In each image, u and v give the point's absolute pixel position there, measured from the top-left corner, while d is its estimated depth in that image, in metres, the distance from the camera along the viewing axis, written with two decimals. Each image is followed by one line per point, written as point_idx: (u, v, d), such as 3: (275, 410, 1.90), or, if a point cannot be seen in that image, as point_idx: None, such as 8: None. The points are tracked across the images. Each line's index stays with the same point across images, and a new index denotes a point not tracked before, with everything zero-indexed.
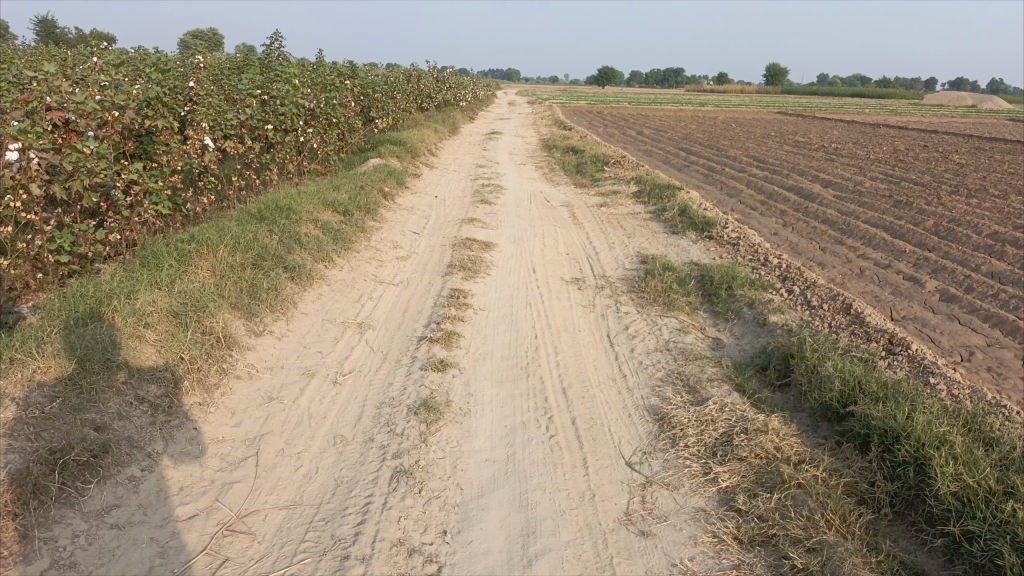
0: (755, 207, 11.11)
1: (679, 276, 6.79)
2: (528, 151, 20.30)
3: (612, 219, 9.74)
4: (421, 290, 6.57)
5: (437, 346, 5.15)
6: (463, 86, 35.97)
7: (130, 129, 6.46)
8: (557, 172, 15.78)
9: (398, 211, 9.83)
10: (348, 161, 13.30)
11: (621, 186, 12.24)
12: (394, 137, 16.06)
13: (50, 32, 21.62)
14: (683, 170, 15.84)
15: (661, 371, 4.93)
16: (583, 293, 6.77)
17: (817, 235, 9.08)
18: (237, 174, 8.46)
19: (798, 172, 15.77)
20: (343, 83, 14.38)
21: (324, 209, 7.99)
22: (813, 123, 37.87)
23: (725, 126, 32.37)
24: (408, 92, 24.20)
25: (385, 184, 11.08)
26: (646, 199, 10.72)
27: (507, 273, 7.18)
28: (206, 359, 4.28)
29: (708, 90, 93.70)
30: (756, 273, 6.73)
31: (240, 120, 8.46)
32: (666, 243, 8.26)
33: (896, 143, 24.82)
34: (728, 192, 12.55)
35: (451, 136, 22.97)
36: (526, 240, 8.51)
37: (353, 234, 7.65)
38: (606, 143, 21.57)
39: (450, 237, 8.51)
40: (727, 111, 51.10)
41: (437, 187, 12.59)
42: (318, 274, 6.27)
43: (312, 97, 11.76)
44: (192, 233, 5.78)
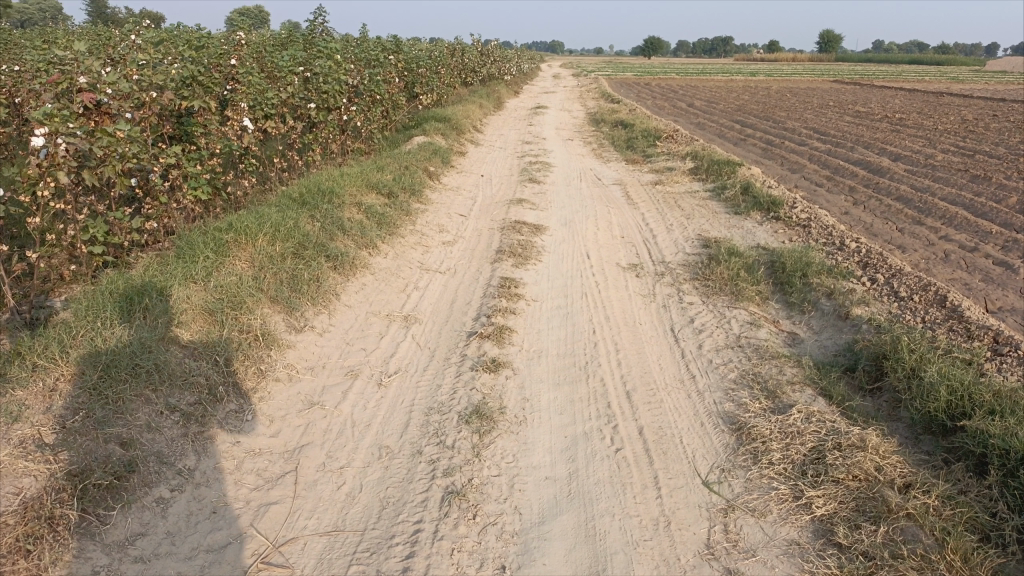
0: (820, 184, 10.46)
1: (747, 262, 6.30)
2: (575, 126, 19.73)
3: (669, 198, 9.23)
4: (470, 278, 6.21)
5: (488, 343, 4.78)
6: (507, 59, 35.35)
7: (168, 110, 6.15)
8: (606, 147, 15.23)
9: (444, 192, 9.47)
10: (393, 139, 12.97)
11: (676, 163, 11.67)
12: (439, 113, 15.67)
13: (100, 13, 21.80)
14: (739, 144, 15.16)
15: (734, 372, 4.49)
16: (642, 281, 6.33)
17: (892, 215, 8.45)
18: (279, 156, 8.16)
19: (863, 145, 14.94)
20: (387, 58, 14.01)
21: (368, 191, 7.66)
22: (870, 92, 36.33)
23: (778, 97, 31.20)
24: (452, 67, 23.75)
25: (431, 163, 10.72)
26: (703, 177, 10.16)
27: (559, 259, 6.76)
28: (243, 360, 3.98)
29: (758, 59, 91.05)
30: (832, 259, 6.20)
31: (284, 97, 8.12)
32: (728, 225, 7.75)
33: (963, 111, 23.54)
34: (789, 168, 11.89)
35: (497, 111, 22.50)
36: (579, 222, 8.07)
37: (397, 218, 7.31)
38: (657, 116, 20.88)
39: (498, 219, 8.12)
40: (779, 80, 49.46)
41: (483, 166, 12.19)
42: (362, 262, 5.94)
43: (356, 73, 11.42)
44: (230, 220, 5.48)
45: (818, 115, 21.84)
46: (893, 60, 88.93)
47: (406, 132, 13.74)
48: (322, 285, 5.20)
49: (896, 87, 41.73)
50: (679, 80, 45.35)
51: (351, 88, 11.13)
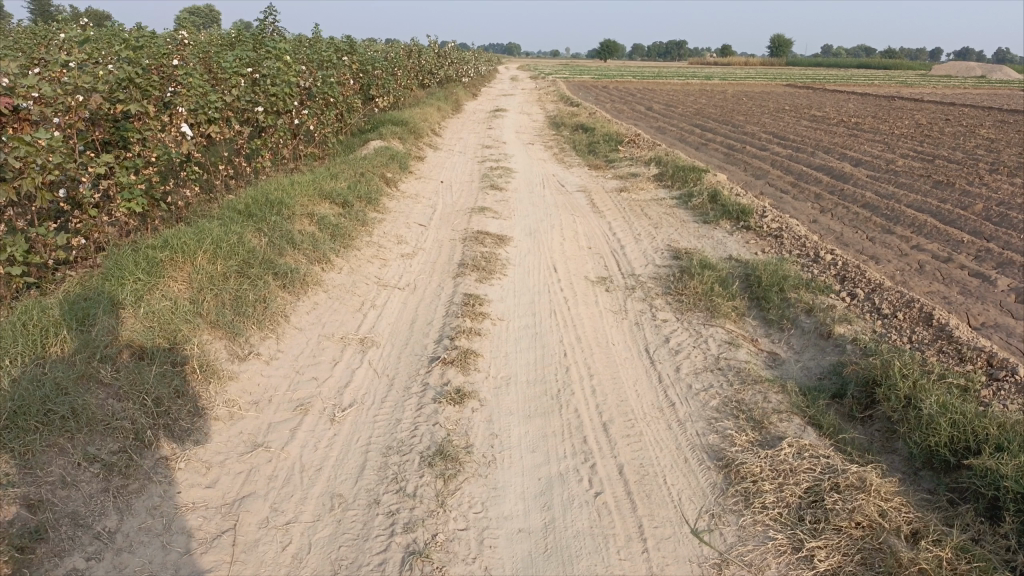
0: (785, 191, 10.32)
1: (721, 276, 6.05)
2: (535, 129, 19.44)
3: (635, 206, 8.97)
4: (431, 295, 5.82)
5: (452, 369, 4.40)
6: (465, 61, 34.98)
7: (99, 115, 5.65)
8: (568, 152, 14.96)
9: (402, 199, 9.07)
10: (348, 144, 12.50)
11: (639, 169, 11.44)
12: (395, 116, 15.23)
13: (41, 10, 20.93)
14: (701, 148, 15.03)
15: (716, 399, 4.19)
16: (613, 296, 6.02)
17: (860, 223, 8.32)
18: (225, 162, 7.66)
19: (823, 150, 14.93)
20: (341, 60, 13.54)
21: (320, 201, 7.22)
22: (824, 97, 36.85)
23: (734, 100, 31.42)
24: (409, 69, 23.28)
25: (388, 170, 10.30)
26: (669, 184, 9.93)
27: (525, 272, 6.42)
28: (177, 397, 3.54)
29: (713, 63, 92.21)
30: (808, 272, 5.98)
31: (230, 99, 7.63)
32: (698, 235, 7.51)
33: (915, 116, 23.90)
34: (753, 174, 11.74)
35: (455, 114, 22.11)
36: (544, 232, 7.74)
37: (352, 230, 6.89)
38: (617, 120, 20.73)
39: (460, 229, 7.75)
40: (734, 84, 49.99)
41: (442, 171, 11.81)
42: (313, 278, 5.52)
43: (308, 75, 10.94)
44: (167, 235, 5.00)
45: (776, 120, 21.96)
46: (843, 65, 90.76)
47: (361, 136, 13.27)
48: (270, 305, 4.76)
49: (848, 92, 42.40)
50: (637, 84, 45.43)
51: (302, 91, 10.64)
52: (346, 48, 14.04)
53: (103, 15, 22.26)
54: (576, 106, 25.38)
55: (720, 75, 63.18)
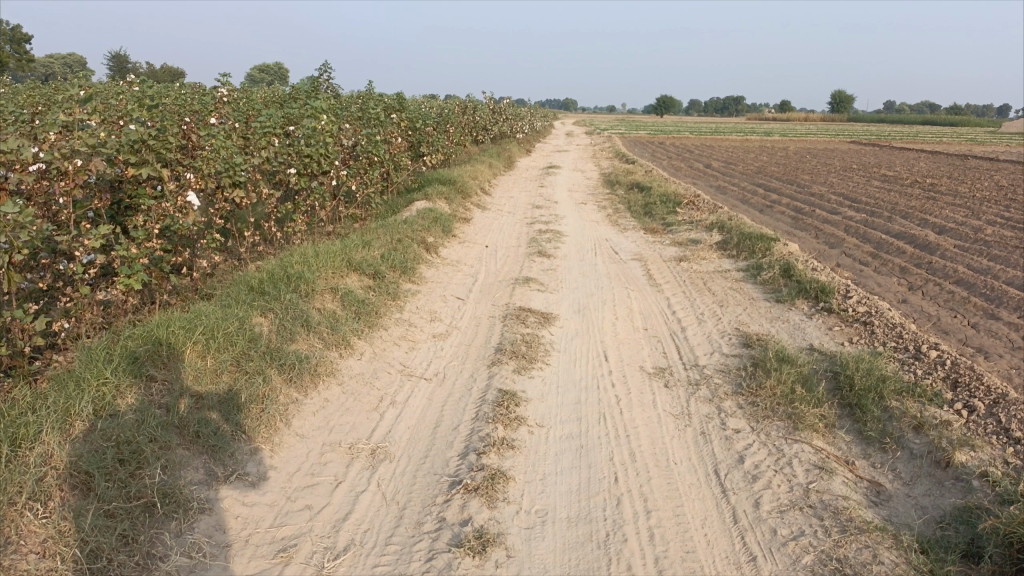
0: (864, 263, 9.33)
1: (802, 373, 5.13)
2: (589, 188, 18.78)
3: (696, 278, 8.12)
4: (461, 388, 5.05)
5: (476, 498, 3.59)
6: (520, 117, 34.85)
7: (104, 181, 5.13)
8: (622, 212, 14.22)
9: (441, 267, 8.41)
10: (391, 204, 11.98)
11: (700, 234, 10.59)
12: (444, 174, 14.75)
13: (119, 66, 21.61)
14: (765, 211, 14.12)
15: (810, 555, 3.27)
16: (674, 394, 5.15)
17: (958, 304, 7.29)
18: (251, 228, 7.12)
19: (899, 214, 13.83)
20: (390, 117, 13.16)
21: (348, 273, 6.59)
22: (891, 154, 35.52)
23: (797, 158, 30.41)
24: (462, 124, 23.04)
25: (430, 233, 9.69)
26: (733, 253, 9.05)
27: (571, 360, 5.61)
28: (120, 548, 2.85)
29: (771, 119, 91.15)
30: (908, 372, 5.03)
31: (259, 161, 7.13)
32: (771, 317, 6.59)
33: (993, 176, 22.56)
34: (825, 241, 10.78)
35: (507, 170, 21.68)
36: (595, 309, 6.93)
37: (381, 307, 6.22)
38: (674, 179, 19.98)
39: (501, 304, 7.00)
40: (794, 140, 48.89)
41: (489, 234, 11.16)
42: (326, 368, 4.82)
43: (351, 134, 10.49)
44: (160, 321, 4.38)
45: (844, 179, 20.86)
46: (908, 121, 88.53)
47: (407, 195, 12.78)
48: (268, 408, 4.07)
49: (915, 149, 40.82)
50: (694, 141, 44.69)
51: (344, 149, 10.18)
52: (395, 105, 13.69)
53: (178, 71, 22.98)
54: (632, 163, 24.72)
55: (780, 131, 61.91)
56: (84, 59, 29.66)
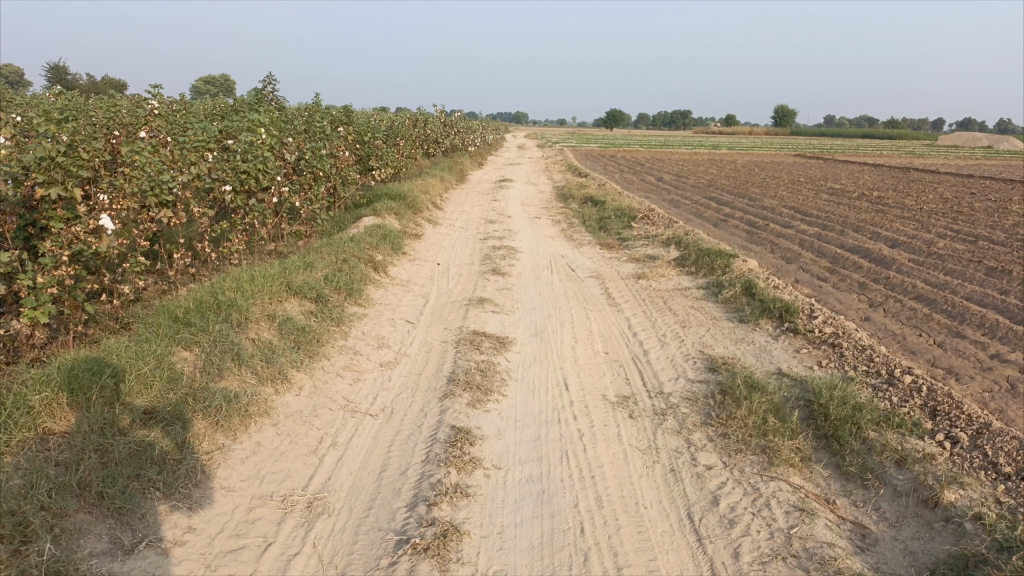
0: (823, 278, 9.18)
1: (774, 401, 4.84)
2: (542, 202, 18.50)
3: (656, 297, 7.84)
4: (410, 425, 4.62)
5: (426, 560, 3.17)
6: (472, 130, 34.52)
7: (8, 202, 4.60)
8: (577, 227, 13.95)
9: (390, 288, 7.96)
10: (338, 221, 11.47)
11: (657, 250, 10.35)
12: (394, 188, 14.29)
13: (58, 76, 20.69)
14: (720, 225, 14.01)
15: None
16: (639, 426, 4.80)
17: (921, 322, 7.14)
18: (181, 250, 6.60)
19: (852, 228, 13.85)
20: (336, 130, 12.67)
21: (287, 297, 6.11)
22: (836, 167, 36.21)
23: (746, 171, 30.74)
24: (413, 137, 22.58)
25: (378, 252, 9.23)
26: (692, 270, 8.80)
27: (529, 390, 5.22)
28: None
29: (718, 132, 92.75)
30: (884, 399, 4.78)
31: (190, 177, 6.62)
32: (735, 338, 6.32)
33: (937, 189, 23.02)
34: (782, 256, 10.64)
35: (459, 184, 21.30)
36: (553, 332, 6.57)
37: (323, 335, 5.76)
38: (628, 192, 19.86)
39: (454, 328, 6.59)
40: (742, 153, 49.66)
41: (440, 251, 10.74)
42: (259, 407, 4.35)
43: (294, 147, 9.99)
44: (65, 361, 3.87)
45: (795, 192, 21.03)
46: (849, 135, 90.99)
47: (354, 211, 12.28)
48: (186, 461, 3.60)
49: (859, 162, 41.73)
50: (645, 154, 44.95)
51: (286, 163, 9.66)
52: (342, 117, 13.20)
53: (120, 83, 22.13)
54: (585, 176, 24.57)
55: (728, 144, 62.95)
56: (19, 69, 28.40)
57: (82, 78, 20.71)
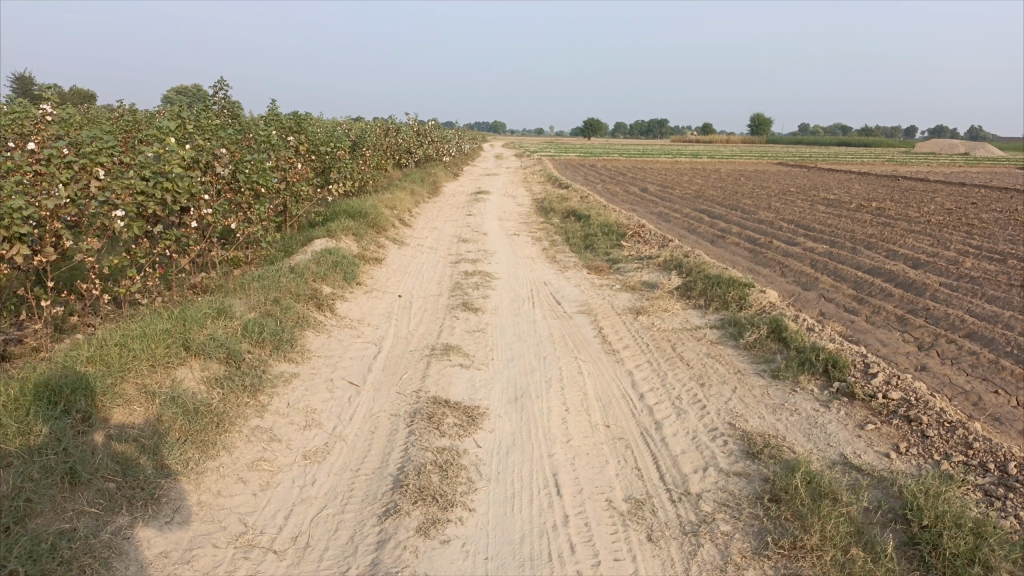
0: (852, 310, 7.83)
1: (852, 519, 3.45)
2: (520, 215, 17.07)
3: (662, 340, 6.42)
4: (332, 570, 3.14)
5: None
6: (448, 140, 33.16)
7: None
8: (560, 245, 12.55)
9: (335, 333, 6.47)
10: (285, 244, 9.95)
11: (655, 277, 8.94)
12: (355, 204, 12.81)
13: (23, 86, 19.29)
14: (719, 243, 12.69)
15: None
16: (665, 555, 3.35)
17: (992, 372, 5.78)
18: (46, 296, 5.10)
19: (863, 245, 12.55)
20: (286, 139, 11.17)
21: (183, 363, 4.62)
22: (823, 175, 35.23)
23: (732, 180, 29.65)
24: (382, 146, 21.09)
25: (325, 285, 7.73)
26: (700, 303, 7.39)
27: (507, 498, 3.75)
28: None
29: (697, 141, 92.16)
30: (1008, 518, 3.42)
31: (59, 203, 5.10)
32: (772, 403, 4.91)
33: (936, 199, 21.94)
34: (797, 282, 9.31)
35: (432, 197, 19.84)
36: (538, 396, 5.11)
37: (227, 416, 4.27)
38: (614, 205, 18.54)
39: (409, 392, 5.10)
40: (724, 162, 48.72)
41: (403, 278, 9.24)
42: (92, 563, 2.87)
43: (228, 159, 8.48)
44: None
45: (789, 203, 19.83)
46: (828, 142, 90.72)
47: (307, 233, 10.76)
48: None
49: (845, 171, 40.77)
50: (625, 164, 43.71)
51: (215, 178, 8.14)
52: (294, 126, 11.71)
53: (87, 94, 21.16)
54: (567, 187, 23.23)
55: (708, 153, 62.12)
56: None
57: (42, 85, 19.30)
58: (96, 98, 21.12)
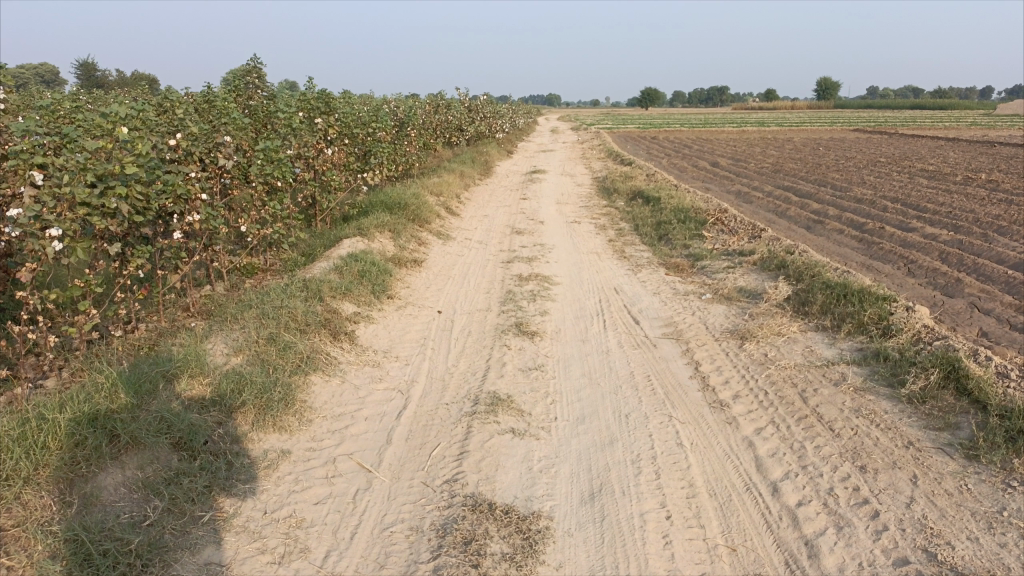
0: (1022, 327, 6.01)
1: None
2: (581, 198, 15.37)
3: (784, 383, 4.77)
4: None
5: None
6: (502, 116, 31.54)
7: None
8: (628, 235, 10.91)
9: (351, 374, 4.99)
10: (311, 245, 8.57)
11: (754, 283, 7.23)
12: (395, 192, 11.36)
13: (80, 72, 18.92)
14: (816, 230, 10.85)
15: None
16: None
17: None
18: None
19: (994, 230, 10.49)
20: (313, 122, 9.78)
21: (109, 462, 3.21)
22: (907, 142, 32.49)
23: (809, 151, 27.35)
24: (431, 124, 19.60)
25: (346, 305, 6.28)
26: (825, 325, 5.68)
27: None
28: None
29: (760, 107, 88.33)
30: None
31: None
32: (985, 516, 3.26)
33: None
34: (932, 284, 7.48)
35: (484, 178, 18.33)
36: (624, 491, 3.54)
37: (157, 556, 2.83)
38: (684, 184, 16.73)
39: (440, 485, 3.58)
40: (794, 130, 45.86)
41: (445, 286, 7.73)
42: None
43: (234, 148, 7.12)
44: None
45: (884, 177, 17.68)
46: (902, 105, 85.82)
47: (337, 230, 9.33)
48: None
49: (933, 137, 37.33)
50: (689, 134, 41.12)
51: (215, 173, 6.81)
52: (326, 104, 10.28)
53: (148, 78, 20.31)
54: (630, 163, 21.41)
55: (773, 121, 59.02)
56: (53, 68, 26.40)
57: (97, 71, 18.93)
58: (156, 82, 20.34)
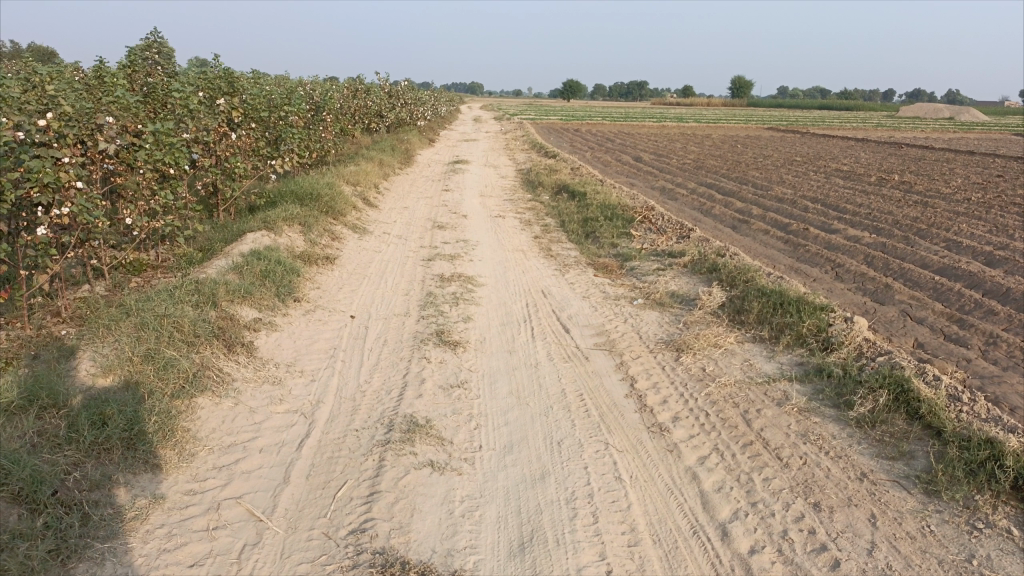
0: (955, 338, 5.90)
1: None
2: (504, 191, 14.92)
3: (726, 403, 4.43)
4: None
5: None
6: (423, 103, 30.79)
7: None
8: (554, 232, 10.52)
9: (247, 394, 4.38)
10: (210, 238, 7.81)
11: (686, 287, 6.93)
12: (308, 181, 10.63)
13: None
14: (741, 230, 10.74)
15: None
16: None
17: None
18: None
19: (912, 233, 10.60)
20: (216, 103, 8.96)
21: None
22: (819, 142, 33.47)
23: (728, 147, 27.73)
24: (349, 109, 18.74)
25: (246, 310, 5.63)
26: (763, 336, 5.40)
27: None
28: None
29: (679, 103, 90.08)
30: None
31: None
32: (953, 563, 2.98)
33: (956, 170, 20.14)
34: (861, 290, 7.37)
35: (405, 167, 17.66)
36: (558, 540, 3.09)
37: None
38: (609, 178, 16.52)
39: (345, 537, 3.05)
40: (712, 126, 46.74)
41: (359, 286, 7.13)
42: None
43: (118, 129, 6.32)
44: None
45: (802, 176, 17.94)
46: (812, 105, 89.05)
47: (241, 222, 8.57)
48: None
49: (842, 137, 38.66)
50: (611, 127, 41.19)
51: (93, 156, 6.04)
52: (230, 84, 9.46)
53: (45, 51, 18.84)
54: (554, 155, 21.11)
55: (692, 117, 60.13)
56: None
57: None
58: (52, 55, 18.88)
